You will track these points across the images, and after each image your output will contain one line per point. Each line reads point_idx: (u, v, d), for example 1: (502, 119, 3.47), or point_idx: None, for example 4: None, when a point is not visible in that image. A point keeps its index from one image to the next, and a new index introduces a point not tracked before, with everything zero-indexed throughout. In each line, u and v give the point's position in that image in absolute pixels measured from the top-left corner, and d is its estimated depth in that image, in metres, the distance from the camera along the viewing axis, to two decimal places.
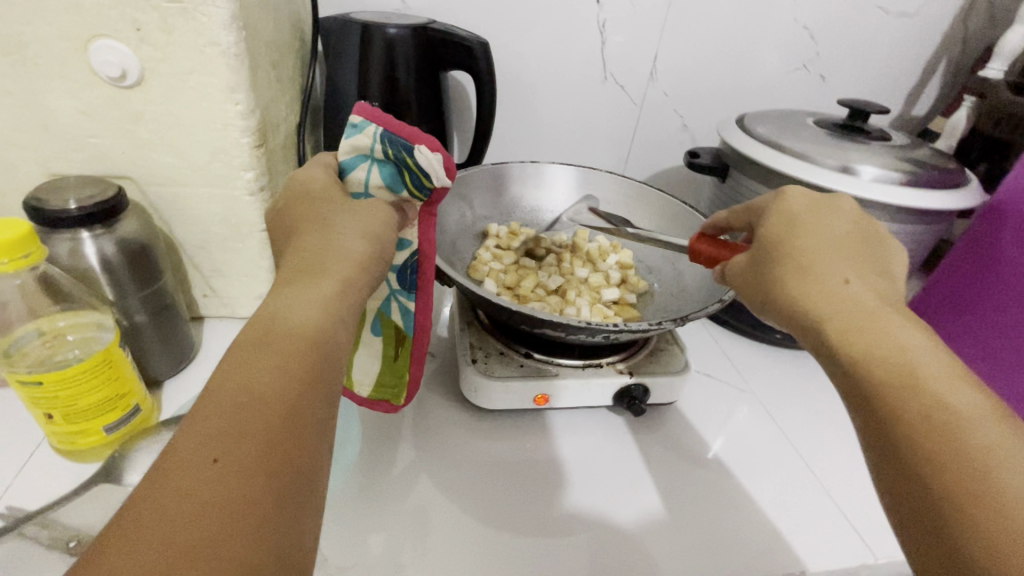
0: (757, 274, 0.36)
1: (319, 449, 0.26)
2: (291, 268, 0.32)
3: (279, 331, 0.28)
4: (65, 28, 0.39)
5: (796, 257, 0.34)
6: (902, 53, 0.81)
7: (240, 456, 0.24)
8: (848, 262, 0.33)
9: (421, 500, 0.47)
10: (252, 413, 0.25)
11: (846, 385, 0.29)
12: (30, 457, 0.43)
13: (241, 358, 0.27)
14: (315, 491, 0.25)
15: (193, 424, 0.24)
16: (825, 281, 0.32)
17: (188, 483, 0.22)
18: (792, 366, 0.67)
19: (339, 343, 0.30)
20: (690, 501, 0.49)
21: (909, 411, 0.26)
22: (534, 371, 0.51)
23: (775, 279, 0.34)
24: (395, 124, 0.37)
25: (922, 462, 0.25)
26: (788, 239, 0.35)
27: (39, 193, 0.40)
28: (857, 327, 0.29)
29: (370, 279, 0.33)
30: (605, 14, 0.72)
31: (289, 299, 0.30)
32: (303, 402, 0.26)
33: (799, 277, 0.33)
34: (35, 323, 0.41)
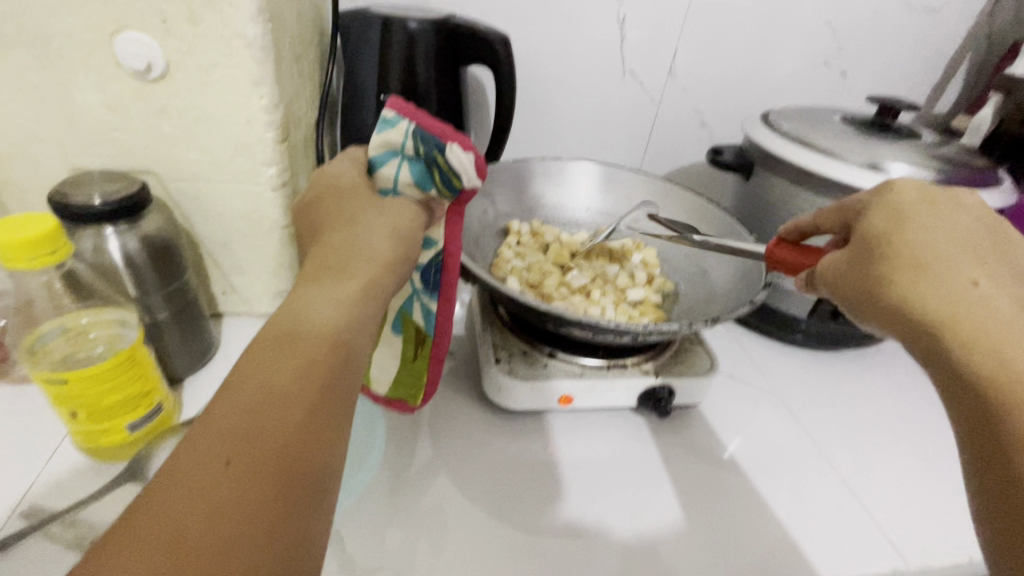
0: (855, 268, 0.35)
1: (332, 455, 0.26)
2: (315, 265, 0.31)
3: (302, 331, 0.28)
4: (90, 20, 0.38)
5: (905, 254, 0.32)
6: (926, 49, 0.79)
7: (255, 461, 0.23)
8: (975, 263, 0.31)
9: (445, 500, 0.46)
10: (269, 415, 0.24)
11: (960, 392, 0.28)
12: (54, 455, 0.42)
13: (261, 357, 0.26)
14: (324, 498, 0.25)
15: (207, 422, 0.24)
16: (947, 280, 0.30)
17: (198, 487, 0.22)
18: (815, 367, 0.66)
19: (359, 347, 0.29)
20: (717, 505, 0.48)
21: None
22: (559, 371, 0.50)
23: (878, 274, 0.33)
24: (428, 121, 0.36)
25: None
26: (895, 233, 0.33)
27: (65, 188, 0.40)
28: (988, 334, 0.28)
29: (397, 279, 0.33)
30: (626, 9, 0.71)
31: (315, 299, 0.29)
32: (320, 407, 0.26)
33: (914, 275, 0.31)
34: (58, 321, 0.40)
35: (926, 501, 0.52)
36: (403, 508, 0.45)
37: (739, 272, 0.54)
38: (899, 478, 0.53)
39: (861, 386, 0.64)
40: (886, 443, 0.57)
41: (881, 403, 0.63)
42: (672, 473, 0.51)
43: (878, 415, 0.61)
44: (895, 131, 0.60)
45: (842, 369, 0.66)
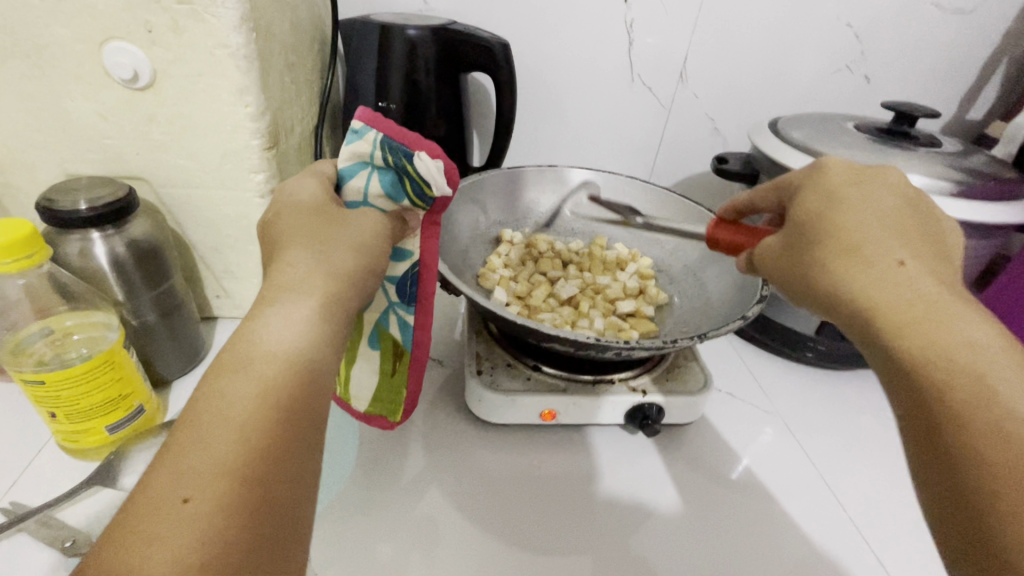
0: (793, 256, 0.34)
1: (301, 476, 0.26)
2: (270, 287, 0.30)
3: (255, 356, 0.28)
4: (80, 30, 0.39)
5: (836, 237, 0.31)
6: (958, 53, 0.74)
7: (215, 495, 0.23)
8: (902, 242, 0.30)
9: (417, 513, 0.45)
10: (228, 447, 0.25)
11: (909, 389, 0.26)
12: (40, 451, 0.44)
13: (218, 387, 0.27)
14: (297, 518, 0.26)
15: (167, 460, 0.24)
16: (873, 264, 0.29)
17: (159, 527, 0.22)
18: (823, 388, 0.63)
19: (325, 369, 0.29)
20: (703, 532, 0.46)
21: (976, 416, 0.24)
22: (541, 385, 0.49)
23: (812, 262, 0.32)
24: (395, 129, 0.36)
25: (967, 462, 0.23)
26: (826, 217, 0.33)
27: (51, 194, 0.41)
28: (916, 321, 0.27)
29: (357, 294, 0.32)
30: (633, 14, 0.69)
31: (265, 322, 0.29)
32: (283, 434, 0.26)
33: (847, 258, 0.30)
34: (42, 323, 0.41)
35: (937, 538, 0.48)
36: (375, 519, 0.44)
37: (736, 285, 0.52)
38: (907, 512, 0.50)
39: (873, 410, 0.61)
40: (897, 473, 0.54)
41: (894, 429, 0.59)
42: (657, 495, 0.48)
43: (889, 442, 0.57)
44: (913, 140, 0.56)
45: (852, 391, 0.63)
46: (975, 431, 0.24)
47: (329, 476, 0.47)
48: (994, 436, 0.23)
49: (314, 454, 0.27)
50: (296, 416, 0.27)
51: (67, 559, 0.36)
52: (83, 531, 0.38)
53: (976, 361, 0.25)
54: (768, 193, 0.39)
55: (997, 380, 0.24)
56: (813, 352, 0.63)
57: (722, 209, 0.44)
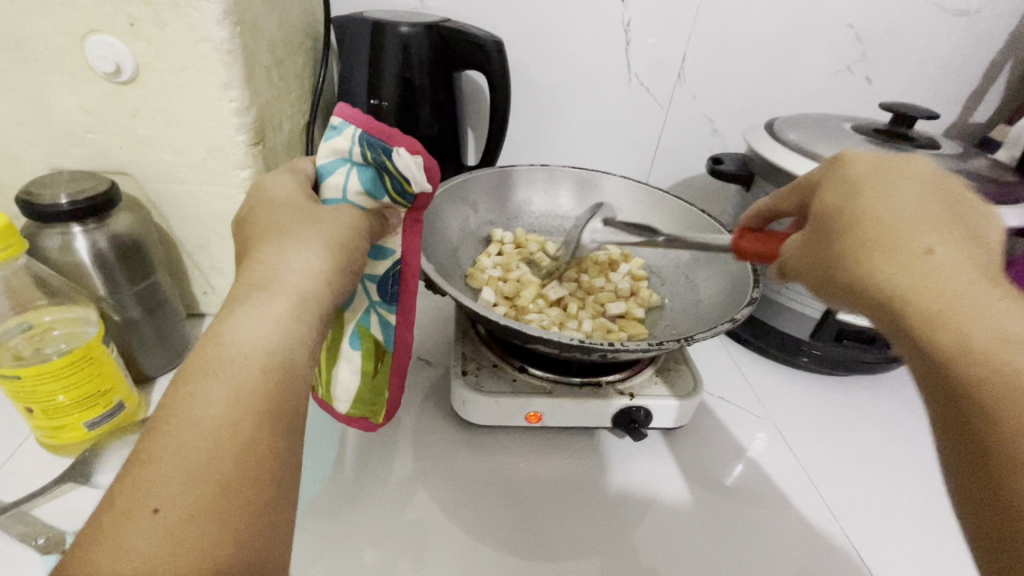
0: (816, 251, 0.31)
1: (279, 478, 0.26)
2: (241, 284, 0.30)
3: (223, 358, 0.27)
4: (62, 24, 0.39)
5: (856, 228, 0.28)
6: (962, 55, 0.73)
7: (187, 504, 0.23)
8: (935, 225, 0.26)
9: (397, 515, 0.44)
10: (199, 454, 0.24)
11: (940, 392, 0.24)
12: (20, 446, 0.43)
13: (186, 391, 0.26)
14: (276, 520, 0.25)
15: (132, 472, 0.24)
16: (899, 254, 0.26)
17: (129, 540, 0.22)
18: (818, 394, 0.61)
19: (299, 371, 0.28)
20: (689, 538, 0.45)
21: (1016, 425, 0.22)
22: (526, 387, 0.48)
23: (834, 257, 0.29)
24: (374, 125, 0.35)
25: (1003, 473, 0.22)
26: (845, 208, 0.29)
27: (31, 188, 0.41)
28: (948, 319, 0.24)
29: (332, 295, 0.31)
30: (631, 13, 0.68)
31: (234, 321, 0.28)
32: (258, 439, 0.26)
33: (872, 251, 0.27)
34: (22, 318, 0.41)
35: (931, 550, 0.47)
36: (355, 519, 0.43)
37: (727, 289, 0.51)
38: (901, 522, 0.48)
39: (869, 417, 0.59)
40: (892, 482, 0.52)
41: (890, 437, 0.57)
42: (644, 502, 0.48)
43: (884, 451, 0.56)
44: (911, 141, 0.55)
45: (848, 398, 0.62)
46: (1014, 440, 0.22)
47: (310, 475, 0.47)
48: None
49: (293, 456, 0.27)
50: (272, 418, 0.26)
51: (38, 556, 0.36)
52: (57, 528, 0.38)
53: (1018, 364, 0.22)
54: (790, 195, 0.38)
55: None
56: (809, 358, 0.61)
57: (747, 217, 0.42)
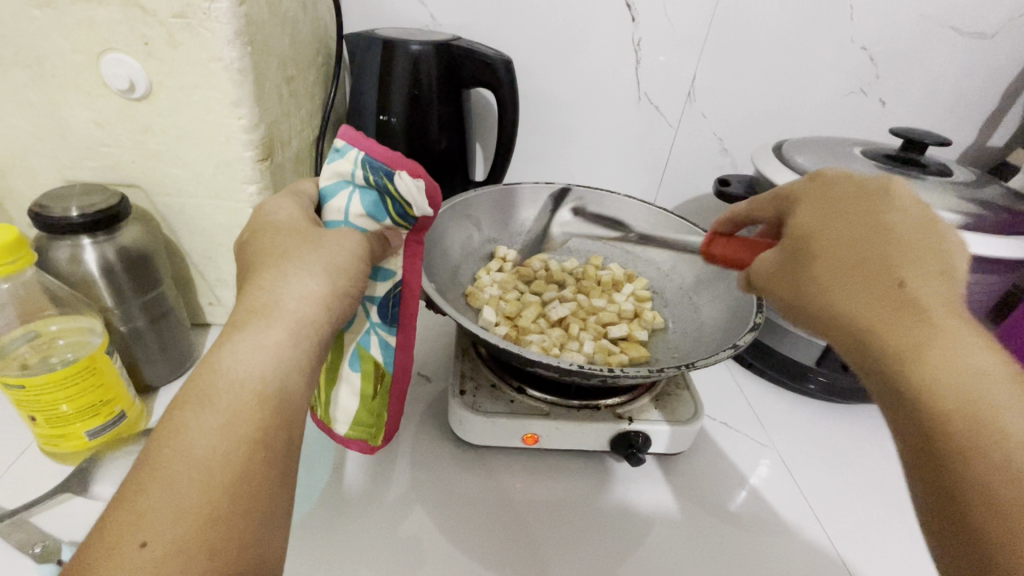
0: (790, 277, 0.32)
1: (268, 510, 0.26)
2: (239, 309, 0.30)
3: (219, 387, 0.27)
4: (79, 42, 0.40)
5: (832, 258, 0.30)
6: (979, 79, 0.72)
7: (174, 536, 0.23)
8: (908, 258, 0.28)
9: (389, 533, 0.44)
10: (189, 486, 0.25)
11: (906, 416, 0.25)
12: (24, 452, 0.44)
13: (180, 420, 0.26)
14: (263, 552, 0.26)
15: (123, 503, 0.24)
16: (870, 286, 0.28)
17: (116, 573, 0.22)
18: (824, 421, 0.60)
19: (294, 398, 0.29)
20: (686, 566, 0.44)
21: (983, 454, 0.23)
22: (525, 408, 0.48)
23: (810, 283, 0.30)
24: (376, 149, 0.35)
25: (972, 503, 0.23)
26: (822, 237, 0.31)
27: (45, 200, 0.42)
28: (913, 344, 0.25)
29: (331, 320, 0.31)
30: (641, 33, 0.68)
31: (231, 347, 0.28)
32: (250, 469, 0.26)
33: (847, 283, 0.29)
34: (27, 327, 0.42)
35: None
36: (348, 535, 0.43)
37: (729, 313, 0.50)
38: (907, 556, 0.47)
39: (876, 446, 0.58)
40: (898, 513, 0.51)
41: (897, 468, 0.56)
42: (642, 528, 0.47)
43: (891, 482, 0.54)
44: (923, 168, 0.54)
45: (855, 425, 0.60)
46: (981, 472, 0.23)
47: (305, 489, 0.47)
48: (1002, 478, 0.22)
49: (284, 487, 0.27)
50: (263, 448, 0.27)
51: (34, 564, 0.36)
52: (54, 536, 0.38)
53: (983, 394, 0.24)
54: (767, 204, 0.39)
55: (1003, 414, 0.23)
56: (816, 385, 0.61)
57: (716, 223, 0.44)
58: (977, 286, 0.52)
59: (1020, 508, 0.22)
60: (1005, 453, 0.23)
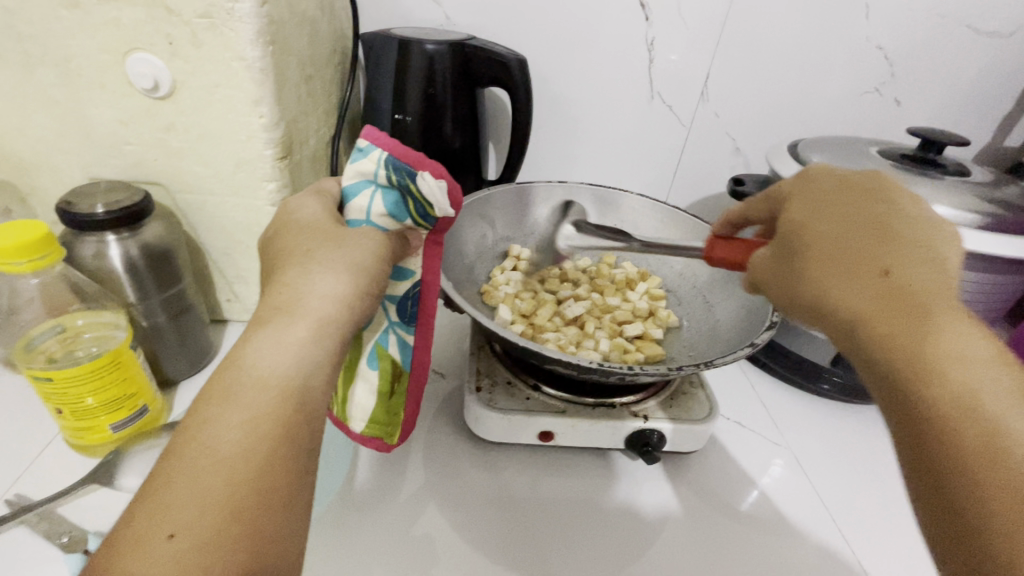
0: (782, 268, 0.33)
1: (291, 506, 0.26)
2: (265, 307, 0.30)
3: (246, 382, 0.27)
4: (105, 41, 0.41)
5: (820, 248, 0.30)
6: (995, 78, 0.71)
7: (199, 529, 0.24)
8: (895, 249, 0.28)
9: (406, 528, 0.44)
10: (215, 479, 0.25)
11: (895, 403, 0.26)
12: (49, 444, 0.45)
13: (207, 414, 0.27)
14: (287, 546, 0.26)
15: (151, 495, 0.25)
16: (857, 276, 0.28)
17: (144, 563, 0.23)
18: (837, 420, 0.60)
19: (318, 395, 0.29)
20: (699, 565, 0.44)
21: (965, 436, 0.24)
22: (540, 406, 0.48)
23: (801, 274, 0.31)
24: (400, 149, 0.36)
25: (959, 487, 0.23)
26: (811, 228, 0.31)
27: (71, 198, 0.42)
28: (902, 332, 0.26)
29: (354, 318, 0.32)
30: (654, 32, 0.68)
31: (257, 343, 0.28)
32: (273, 466, 0.26)
33: (835, 272, 0.29)
34: (54, 322, 0.43)
35: None
36: (363, 531, 0.44)
37: (744, 312, 0.50)
38: (921, 556, 0.47)
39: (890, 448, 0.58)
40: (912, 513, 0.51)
41: None
42: (655, 525, 0.47)
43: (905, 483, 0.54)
44: (941, 168, 0.54)
45: (868, 425, 0.60)
46: (969, 458, 0.23)
47: (322, 485, 0.47)
48: (980, 457, 0.23)
49: (306, 483, 0.27)
50: (288, 445, 0.27)
51: (62, 555, 0.37)
52: (80, 527, 0.39)
53: (967, 381, 0.24)
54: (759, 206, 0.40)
55: (986, 400, 0.24)
56: (830, 385, 0.61)
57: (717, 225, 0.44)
58: (992, 286, 0.52)
59: (998, 488, 0.22)
60: (983, 435, 0.23)
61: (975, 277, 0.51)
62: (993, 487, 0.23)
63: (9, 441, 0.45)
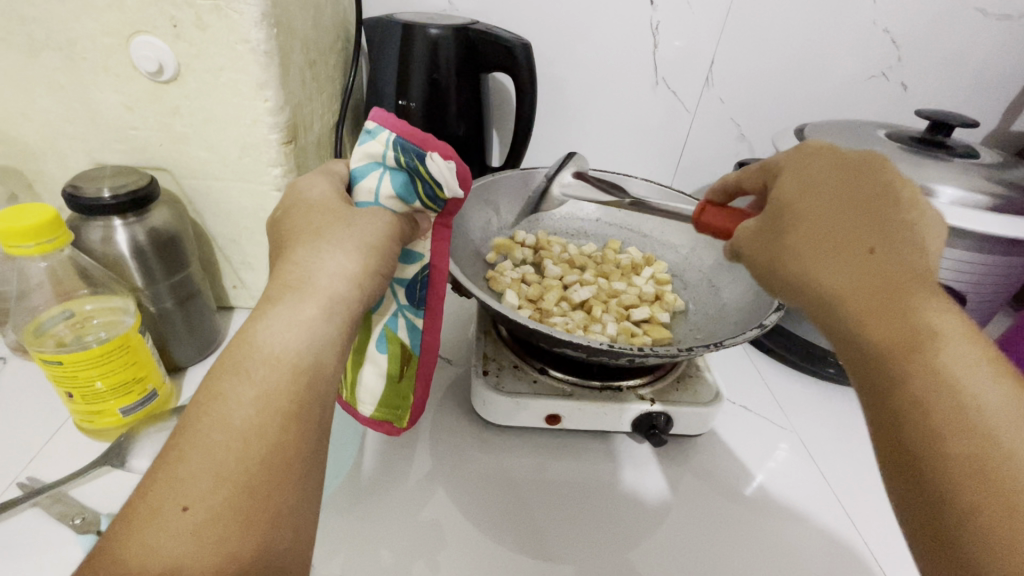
0: (768, 243, 0.32)
1: (304, 481, 0.27)
2: (275, 285, 0.30)
3: (256, 358, 0.27)
4: (109, 24, 0.41)
5: (809, 226, 0.30)
6: (1003, 62, 0.70)
7: (213, 503, 0.24)
8: (881, 227, 0.28)
9: (413, 511, 0.45)
10: (228, 454, 0.25)
11: (871, 377, 0.26)
12: (59, 429, 0.45)
13: (218, 391, 0.26)
14: (301, 521, 0.26)
15: (164, 470, 0.25)
16: (844, 254, 0.28)
17: (158, 536, 0.23)
18: (842, 405, 0.60)
19: (328, 372, 0.29)
20: (704, 547, 0.44)
21: (938, 410, 0.24)
22: (547, 389, 0.49)
23: (788, 252, 0.30)
24: (408, 130, 0.35)
25: (929, 459, 0.24)
26: (799, 206, 0.31)
27: (77, 182, 0.42)
28: (880, 307, 0.26)
29: (364, 297, 0.32)
30: (659, 16, 0.68)
31: (267, 321, 0.28)
32: (285, 442, 0.26)
33: (823, 251, 0.29)
34: (63, 307, 0.43)
35: None
36: (372, 514, 0.44)
37: (750, 294, 0.51)
38: None
39: None
40: None
41: None
42: (661, 508, 0.47)
43: None
44: (950, 149, 0.53)
45: None
46: (941, 430, 0.24)
47: (330, 468, 0.48)
48: (954, 430, 0.23)
49: (317, 461, 0.28)
50: (301, 421, 0.27)
51: (76, 535, 0.38)
52: (92, 508, 0.39)
53: (942, 355, 0.25)
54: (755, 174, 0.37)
55: (960, 375, 0.24)
56: (836, 369, 0.61)
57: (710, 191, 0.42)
58: (999, 269, 0.52)
59: (970, 461, 0.23)
60: (956, 409, 0.24)
61: (985, 259, 0.51)
62: (963, 458, 0.23)
63: (21, 425, 0.45)
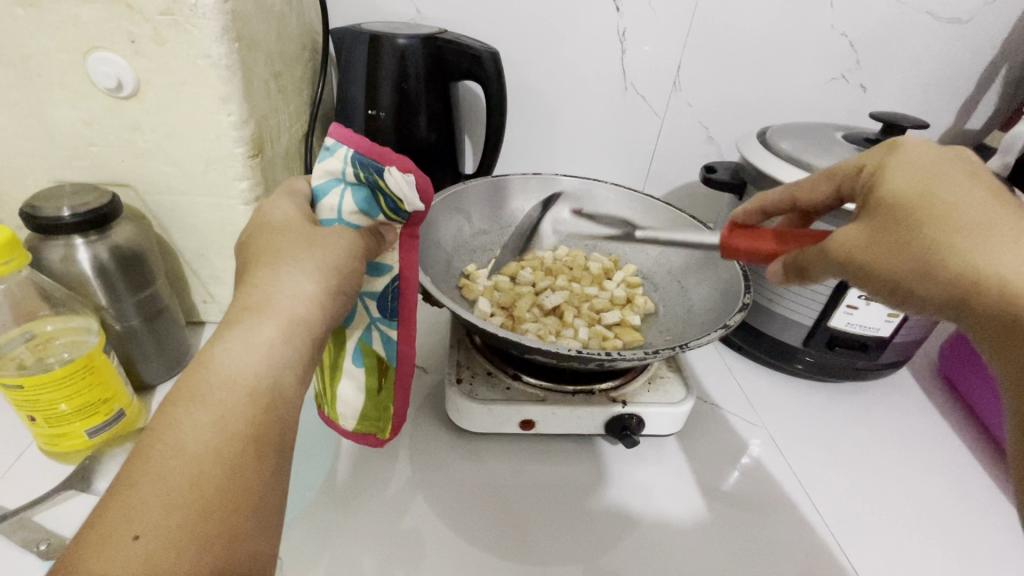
0: (892, 241, 0.29)
1: (262, 504, 0.27)
2: (235, 306, 0.30)
3: (214, 380, 0.27)
4: (65, 40, 0.40)
5: (960, 222, 0.27)
6: (956, 62, 0.73)
7: (166, 529, 0.24)
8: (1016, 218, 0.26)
9: (390, 521, 0.45)
10: (183, 478, 0.25)
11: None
12: (23, 453, 0.44)
13: (174, 414, 0.26)
14: (258, 543, 0.26)
15: (113, 497, 0.24)
16: (1001, 242, 0.26)
17: (109, 564, 0.23)
18: (811, 399, 0.62)
19: (289, 394, 0.29)
20: (679, 545, 0.45)
21: None
22: (521, 394, 0.49)
23: (918, 245, 0.28)
24: (366, 145, 0.35)
25: None
26: (941, 198, 0.28)
27: (35, 201, 0.42)
28: None
29: (326, 315, 0.32)
30: (626, 22, 0.69)
31: (225, 344, 0.28)
32: (243, 464, 0.26)
33: (978, 239, 0.26)
34: (24, 328, 0.42)
35: (916, 549, 0.47)
36: (349, 524, 0.44)
37: (718, 295, 0.52)
38: (888, 525, 0.49)
39: (863, 426, 0.59)
40: (881, 483, 0.53)
41: (887, 447, 0.57)
42: (637, 509, 0.48)
43: (877, 457, 0.56)
44: None
45: (840, 403, 0.62)
46: None
47: (304, 482, 0.47)
48: None
49: (276, 482, 0.28)
50: (259, 444, 0.27)
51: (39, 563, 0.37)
52: (58, 533, 0.39)
53: None
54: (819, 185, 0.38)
55: None
56: (803, 365, 0.62)
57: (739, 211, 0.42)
58: None
59: None
60: None
61: None
62: None
63: None
